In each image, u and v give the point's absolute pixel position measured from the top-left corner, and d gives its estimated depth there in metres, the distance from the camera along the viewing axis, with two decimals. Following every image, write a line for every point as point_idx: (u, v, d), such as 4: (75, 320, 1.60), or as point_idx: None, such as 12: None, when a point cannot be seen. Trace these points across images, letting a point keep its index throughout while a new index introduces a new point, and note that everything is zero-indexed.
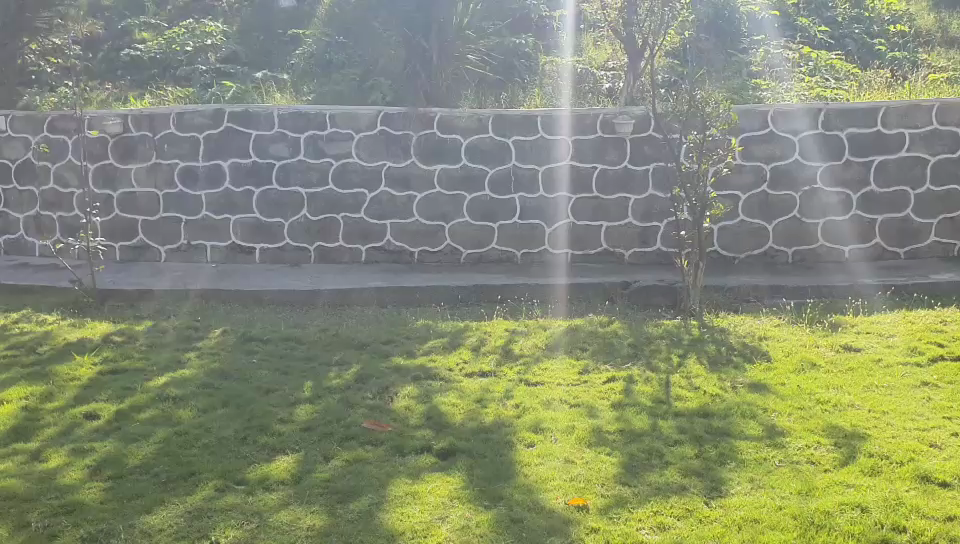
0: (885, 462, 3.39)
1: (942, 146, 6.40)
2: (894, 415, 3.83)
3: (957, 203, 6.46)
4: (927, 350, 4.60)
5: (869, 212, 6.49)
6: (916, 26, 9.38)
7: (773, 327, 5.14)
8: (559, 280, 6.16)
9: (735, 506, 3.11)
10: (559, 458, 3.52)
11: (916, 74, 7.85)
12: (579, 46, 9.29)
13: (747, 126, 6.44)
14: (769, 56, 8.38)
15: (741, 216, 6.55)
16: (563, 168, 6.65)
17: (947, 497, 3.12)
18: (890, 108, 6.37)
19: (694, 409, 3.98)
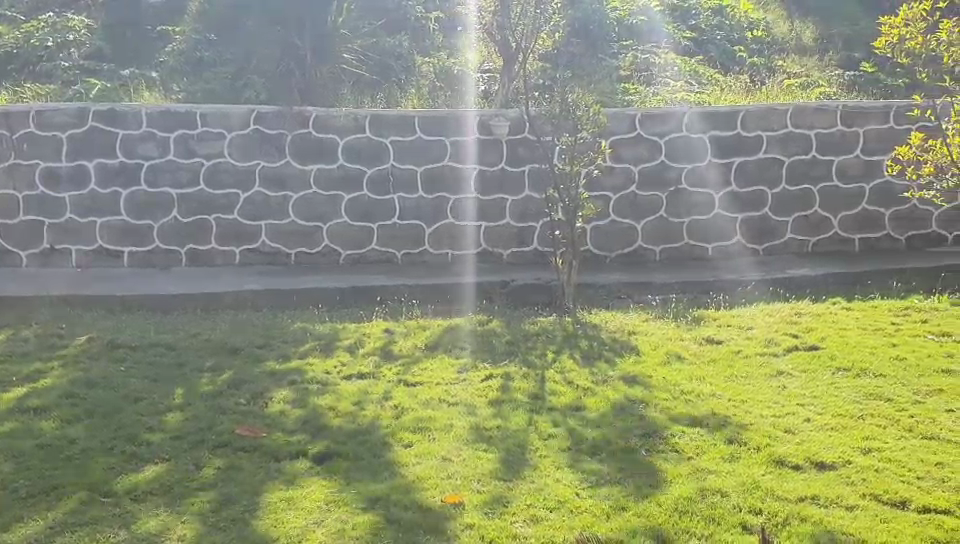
0: (743, 449, 3.58)
1: (796, 148, 6.78)
2: (753, 403, 4.05)
3: (811, 202, 6.85)
4: (782, 341, 4.87)
5: (731, 211, 6.82)
6: (772, 34, 9.89)
7: (643, 322, 5.34)
8: (460, 282, 6.15)
9: (604, 496, 3.21)
10: (436, 457, 3.55)
11: (773, 80, 8.28)
12: (455, 46, 9.35)
13: (617, 128, 6.66)
14: (637, 61, 8.67)
15: (612, 216, 6.76)
16: (439, 168, 6.70)
17: (799, 479, 3.32)
18: (748, 111, 6.72)
19: (567, 403, 4.09)
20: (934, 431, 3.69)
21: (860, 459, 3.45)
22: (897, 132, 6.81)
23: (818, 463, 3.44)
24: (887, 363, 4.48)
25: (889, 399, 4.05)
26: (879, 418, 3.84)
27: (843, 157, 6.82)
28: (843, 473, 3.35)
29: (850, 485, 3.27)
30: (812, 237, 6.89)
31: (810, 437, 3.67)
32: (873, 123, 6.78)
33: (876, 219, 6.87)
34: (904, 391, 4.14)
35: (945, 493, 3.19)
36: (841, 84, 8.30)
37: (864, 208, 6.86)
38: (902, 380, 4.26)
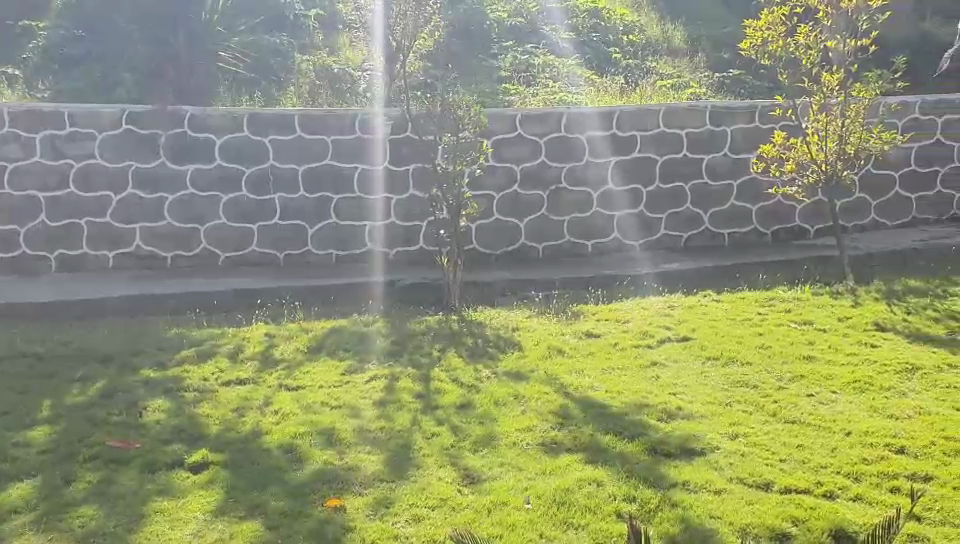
0: (619, 438, 3.70)
1: (669, 147, 7.04)
2: (629, 394, 4.19)
3: (684, 199, 7.12)
4: (657, 333, 5.06)
5: (609, 208, 7.02)
6: (646, 36, 10.22)
7: (525, 318, 5.44)
8: (359, 281, 6.20)
9: (485, 492, 3.27)
10: (318, 460, 3.53)
11: (646, 81, 8.56)
12: (336, 43, 9.27)
13: (497, 128, 6.76)
14: (517, 62, 8.80)
15: (495, 215, 6.85)
16: (320, 168, 6.64)
17: (670, 466, 3.45)
18: (623, 111, 6.93)
19: (452, 401, 4.13)
20: (796, 415, 3.90)
21: (727, 445, 3.62)
22: (762, 131, 7.14)
23: (689, 450, 3.59)
24: (753, 352, 4.71)
25: (755, 386, 4.26)
26: (746, 405, 4.04)
27: (712, 156, 7.11)
28: (712, 459, 3.50)
29: (718, 470, 3.42)
30: (685, 233, 7.16)
31: (681, 425, 3.82)
32: (740, 122, 7.10)
33: (744, 215, 7.20)
34: (768, 378, 4.36)
35: (805, 473, 3.37)
36: (710, 86, 8.66)
37: (733, 205, 7.17)
38: (767, 367, 4.49)
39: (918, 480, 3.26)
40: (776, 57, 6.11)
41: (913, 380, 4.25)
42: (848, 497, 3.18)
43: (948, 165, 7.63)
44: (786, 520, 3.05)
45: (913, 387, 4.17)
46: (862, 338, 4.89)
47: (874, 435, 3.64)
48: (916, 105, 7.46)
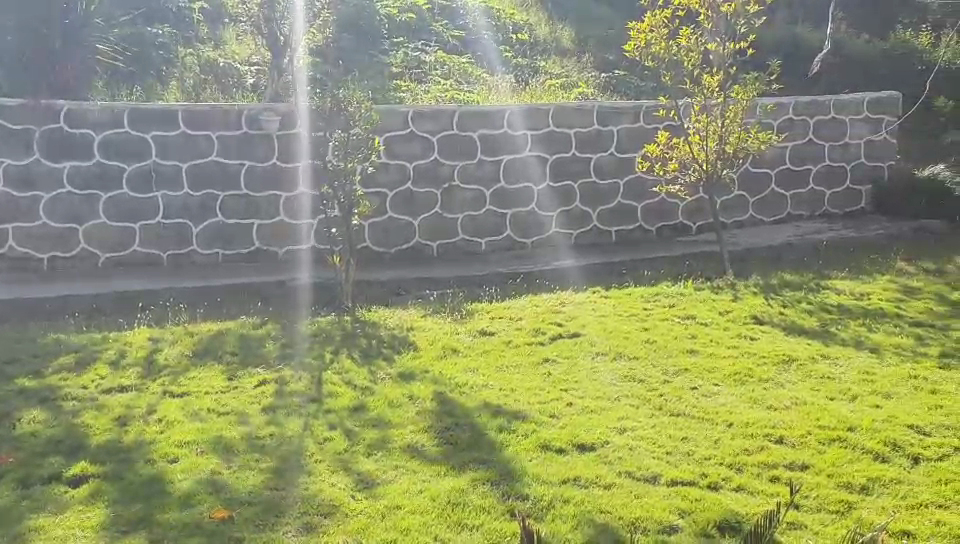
0: (513, 437, 3.74)
1: (559, 146, 7.16)
2: (521, 391, 4.24)
3: (573, 197, 7.26)
4: (548, 330, 5.13)
5: (502, 207, 7.07)
6: (535, 35, 10.36)
7: (419, 317, 5.43)
8: (246, 283, 6.06)
9: (378, 496, 3.25)
10: (205, 470, 3.44)
11: (536, 81, 8.67)
12: (222, 38, 9.03)
13: (389, 125, 6.71)
14: (408, 59, 8.77)
15: (388, 213, 6.80)
16: (206, 165, 6.46)
17: (562, 463, 3.51)
18: (514, 110, 7.00)
19: (344, 404, 4.09)
20: (681, 408, 4.02)
21: (616, 439, 3.70)
22: (646, 131, 7.39)
23: (580, 445, 3.66)
24: (640, 346, 4.84)
25: (642, 380, 4.38)
26: (633, 399, 4.15)
27: (600, 155, 7.28)
28: (602, 454, 3.58)
29: (608, 464, 3.50)
30: (575, 230, 7.30)
31: (572, 421, 3.89)
32: (625, 122, 7.32)
33: (629, 212, 7.42)
34: (655, 372, 4.49)
35: (690, 465, 3.48)
36: (598, 85, 8.84)
37: (619, 202, 7.38)
38: (653, 362, 4.62)
39: (796, 469, 3.41)
40: (660, 58, 6.30)
41: (789, 371, 4.45)
42: (730, 488, 3.30)
43: (819, 164, 8.04)
44: (673, 513, 3.13)
45: (789, 378, 4.36)
46: (743, 331, 5.09)
47: (754, 426, 3.79)
48: (789, 106, 7.82)
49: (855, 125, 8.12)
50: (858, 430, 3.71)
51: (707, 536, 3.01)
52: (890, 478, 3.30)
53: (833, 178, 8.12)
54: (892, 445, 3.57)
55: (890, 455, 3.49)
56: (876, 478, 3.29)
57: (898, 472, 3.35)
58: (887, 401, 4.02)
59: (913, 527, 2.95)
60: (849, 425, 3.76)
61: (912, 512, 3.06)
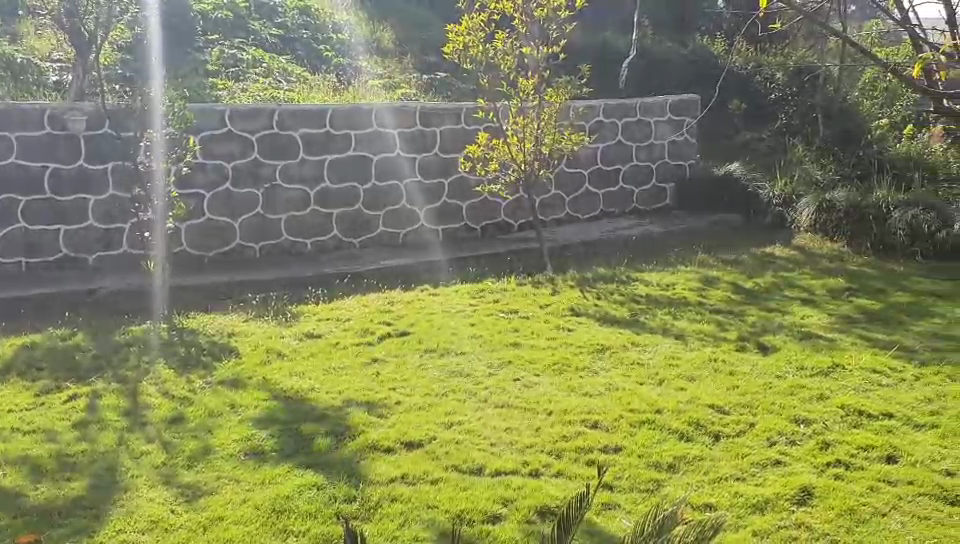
0: (339, 439, 3.73)
1: (382, 146, 7.19)
2: (349, 392, 4.25)
3: (397, 196, 7.31)
4: (376, 329, 5.15)
5: (326, 207, 7.02)
6: (355, 36, 10.35)
7: (242, 322, 5.31)
8: (54, 292, 5.70)
9: (201, 509, 3.17)
10: (9, 494, 3.23)
11: (357, 81, 8.65)
12: (16, 32, 8.44)
13: (205, 125, 6.48)
14: (224, 57, 8.51)
15: (207, 215, 6.58)
16: (4, 168, 6.03)
17: (389, 461, 3.54)
18: (336, 110, 6.95)
19: (164, 415, 3.94)
20: (505, 400, 4.15)
21: (443, 434, 3.78)
22: (467, 132, 7.56)
23: (407, 443, 3.71)
24: (466, 342, 4.95)
25: (468, 375, 4.48)
26: (459, 393, 4.24)
27: (424, 155, 7.39)
28: (429, 450, 3.64)
29: (433, 459, 3.57)
30: (401, 230, 7.35)
31: (398, 419, 3.93)
32: (447, 123, 7.45)
33: (453, 211, 7.58)
34: (480, 366, 4.61)
35: (514, 455, 3.60)
36: (418, 86, 8.92)
37: (443, 202, 7.52)
38: (478, 356, 4.74)
39: (610, 452, 3.60)
40: (478, 61, 6.45)
41: (604, 359, 4.69)
42: (551, 474, 3.45)
43: (629, 163, 8.49)
44: (497, 502, 3.23)
45: (604, 366, 4.60)
46: (562, 323, 5.30)
47: (572, 413, 3.97)
48: (600, 108, 8.18)
49: (659, 126, 8.63)
50: (666, 412, 3.96)
51: (529, 522, 3.12)
52: (693, 456, 3.55)
53: (642, 177, 8.60)
54: (696, 425, 3.83)
55: (694, 434, 3.75)
56: (681, 457, 3.53)
57: (701, 449, 3.61)
58: (692, 384, 4.32)
59: (714, 499, 3.18)
60: (658, 408, 4.01)
61: (714, 486, 3.29)
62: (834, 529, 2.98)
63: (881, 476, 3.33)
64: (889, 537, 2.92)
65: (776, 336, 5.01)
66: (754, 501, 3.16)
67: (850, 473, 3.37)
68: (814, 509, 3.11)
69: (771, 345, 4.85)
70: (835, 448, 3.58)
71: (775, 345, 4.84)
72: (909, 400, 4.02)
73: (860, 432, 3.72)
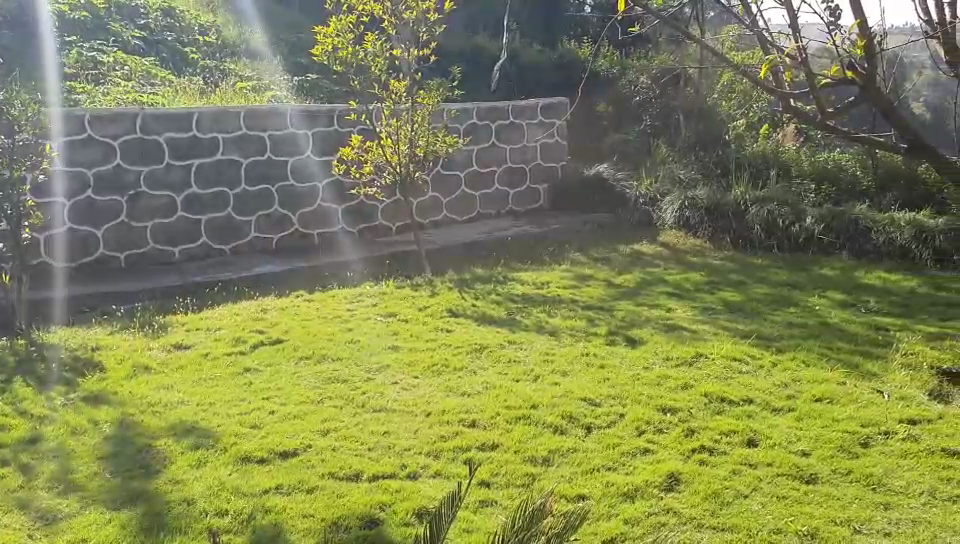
0: (210, 452, 3.63)
1: (251, 149, 7.04)
2: (220, 403, 4.13)
3: (269, 201, 7.17)
4: (248, 338, 5.04)
5: (193, 213, 6.80)
6: (222, 37, 10.09)
7: (106, 335, 5.08)
8: None
9: (62, 532, 3.02)
10: None
11: (225, 84, 8.43)
12: None
13: (62, 129, 6.16)
14: (82, 59, 8.12)
15: (67, 224, 6.25)
16: None
17: (262, 472, 3.46)
18: (202, 112, 6.76)
19: (21, 436, 3.73)
20: (382, 403, 4.12)
21: (318, 442, 3.72)
22: (339, 134, 7.50)
23: (280, 452, 3.64)
24: (341, 347, 4.89)
25: (344, 380, 4.43)
26: (335, 399, 4.19)
27: (296, 158, 7.28)
28: (303, 458, 3.58)
29: (309, 467, 3.51)
30: (275, 235, 7.22)
31: (271, 428, 3.85)
32: (320, 126, 7.38)
33: (326, 215, 7.49)
34: (356, 371, 4.56)
35: (391, 458, 3.58)
36: (290, 88, 8.78)
37: (317, 205, 7.43)
38: (354, 361, 4.70)
39: (486, 450, 3.63)
40: (348, 62, 6.38)
41: (481, 359, 4.73)
42: (429, 474, 3.44)
43: (503, 164, 8.61)
44: (374, 506, 3.20)
45: (481, 365, 4.63)
46: (438, 324, 5.31)
47: (449, 413, 3.98)
48: (473, 111, 8.25)
49: (531, 129, 8.80)
50: (540, 407, 4.03)
51: (407, 525, 3.10)
52: (568, 448, 3.63)
53: (515, 179, 8.74)
54: (570, 418, 3.92)
55: (568, 427, 3.83)
56: (556, 450, 3.60)
57: (575, 441, 3.69)
58: (566, 378, 4.41)
59: (587, 490, 3.25)
60: (533, 403, 4.08)
61: (587, 477, 3.37)
62: (700, 513, 3.09)
63: (743, 460, 3.48)
64: (750, 517, 3.06)
65: (644, 329, 5.18)
66: (624, 490, 3.26)
67: (713, 458, 3.51)
68: (681, 495, 3.22)
69: (640, 338, 5.01)
70: (700, 434, 3.72)
71: (643, 338, 4.99)
72: (768, 386, 4.22)
73: (723, 418, 3.88)
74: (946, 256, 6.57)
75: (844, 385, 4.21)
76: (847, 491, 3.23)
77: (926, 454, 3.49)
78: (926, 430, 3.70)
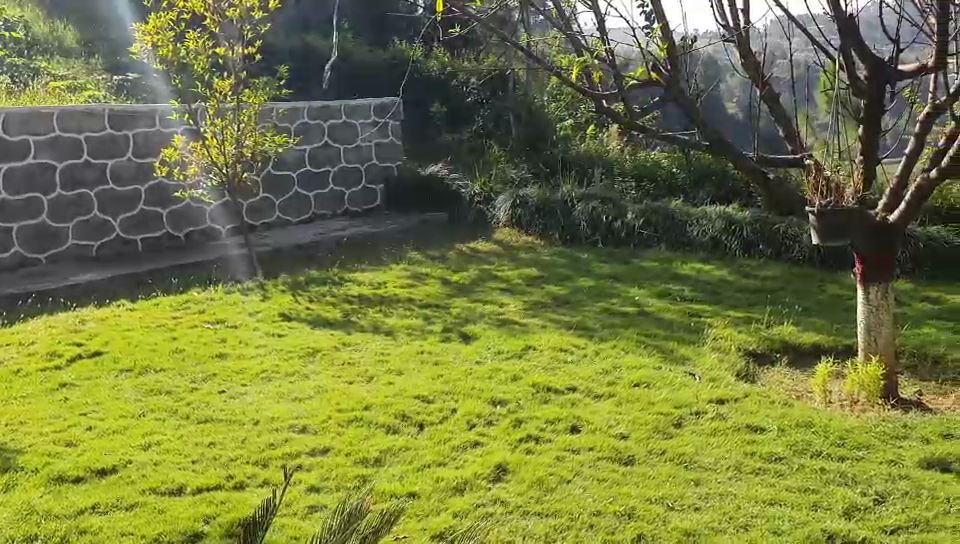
0: (20, 475, 3.41)
1: (66, 153, 6.66)
2: (32, 423, 3.89)
3: (88, 206, 6.82)
4: (64, 351, 4.77)
5: (4, 220, 6.34)
6: (31, 34, 9.52)
7: None
8: None
9: None
10: None
11: (35, 82, 7.96)
12: None
13: None
14: None
15: None
16: None
17: (78, 492, 3.29)
18: (9, 114, 6.32)
19: None
20: (209, 413, 4.01)
21: (140, 456, 3.57)
22: (162, 136, 7.24)
23: (98, 470, 3.47)
24: (166, 357, 4.72)
25: (169, 391, 4.27)
26: (159, 411, 4.03)
27: (116, 160, 6.97)
28: (123, 475, 3.43)
29: (129, 484, 3.36)
30: (95, 241, 6.87)
31: (89, 446, 3.67)
32: (140, 126, 7.09)
33: (151, 219, 7.23)
34: (182, 381, 4.41)
35: (216, 469, 3.48)
36: (107, 88, 8.39)
37: (141, 209, 7.15)
38: (180, 371, 4.54)
39: (317, 454, 3.59)
40: (168, 61, 6.15)
41: (315, 362, 4.67)
42: (257, 484, 3.37)
43: (336, 165, 8.59)
44: (198, 520, 3.11)
45: (314, 369, 4.58)
46: (270, 329, 5.21)
47: (279, 420, 3.91)
48: (303, 110, 8.21)
49: (364, 128, 8.83)
50: (373, 408, 4.04)
51: (231, 535, 3.03)
52: (399, 447, 3.65)
53: (350, 179, 8.74)
54: (401, 417, 3.94)
55: (400, 426, 3.85)
56: (388, 450, 3.62)
57: (407, 440, 3.71)
58: (399, 377, 4.43)
59: (418, 487, 3.28)
60: (365, 404, 4.07)
61: (418, 474, 3.40)
62: (525, 500, 3.19)
63: (566, 446, 3.62)
64: (572, 501, 3.18)
65: (477, 324, 5.27)
66: (453, 484, 3.31)
67: (539, 446, 3.62)
68: (507, 484, 3.31)
69: (474, 334, 5.09)
70: (527, 423, 3.84)
71: (476, 334, 5.09)
72: (592, 374, 4.40)
73: (550, 406, 4.02)
74: (752, 246, 6.98)
75: (660, 369, 4.45)
76: (662, 470, 3.41)
77: (732, 431, 3.74)
78: (733, 408, 3.97)
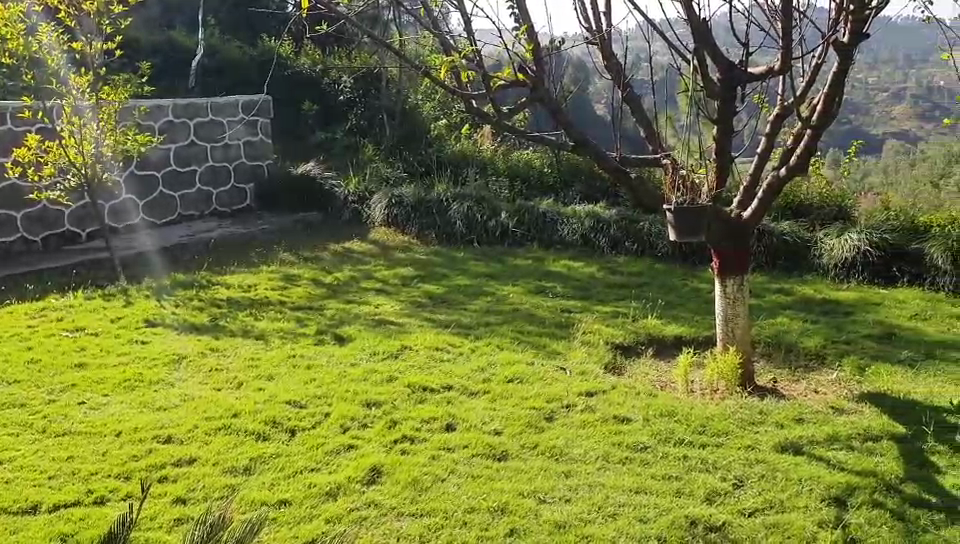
0: None
1: None
2: None
3: None
4: None
5: None
6: None
7: None
8: None
9: None
10: None
11: None
12: None
13: None
14: None
15: None
16: None
17: None
18: None
19: None
20: (66, 426, 3.82)
21: None
22: (13, 134, 6.83)
23: None
24: (19, 369, 4.46)
25: (22, 404, 4.05)
26: (11, 426, 3.82)
27: None
28: None
29: None
30: None
31: None
32: None
33: (5, 223, 6.82)
34: (37, 393, 4.19)
35: (74, 484, 3.32)
36: None
37: None
38: (35, 383, 4.30)
39: (183, 465, 3.48)
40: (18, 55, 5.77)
41: (181, 370, 4.52)
42: (118, 498, 3.24)
43: (203, 164, 8.35)
44: (54, 539, 2.96)
45: (180, 376, 4.44)
46: (134, 336, 5.01)
47: (142, 431, 3.77)
48: (168, 108, 7.93)
49: (232, 126, 8.60)
50: (242, 415, 3.94)
51: None
52: (270, 453, 3.58)
53: (218, 178, 8.50)
54: (273, 423, 3.87)
55: (271, 432, 3.78)
56: (258, 457, 3.54)
57: (277, 446, 3.64)
58: (269, 383, 4.34)
59: (289, 494, 3.22)
60: (234, 411, 3.97)
61: (289, 481, 3.34)
62: (399, 502, 3.18)
63: (441, 445, 3.63)
64: (446, 499, 3.20)
65: (351, 326, 5.22)
66: (326, 489, 3.27)
67: (413, 446, 3.63)
68: (381, 486, 3.30)
69: (348, 335, 5.05)
70: (401, 424, 3.83)
71: (350, 336, 5.04)
72: (466, 371, 4.43)
73: (424, 406, 4.02)
74: (620, 243, 7.19)
75: (533, 365, 4.52)
76: (534, 464, 3.47)
77: (601, 423, 3.84)
78: (601, 400, 4.08)
